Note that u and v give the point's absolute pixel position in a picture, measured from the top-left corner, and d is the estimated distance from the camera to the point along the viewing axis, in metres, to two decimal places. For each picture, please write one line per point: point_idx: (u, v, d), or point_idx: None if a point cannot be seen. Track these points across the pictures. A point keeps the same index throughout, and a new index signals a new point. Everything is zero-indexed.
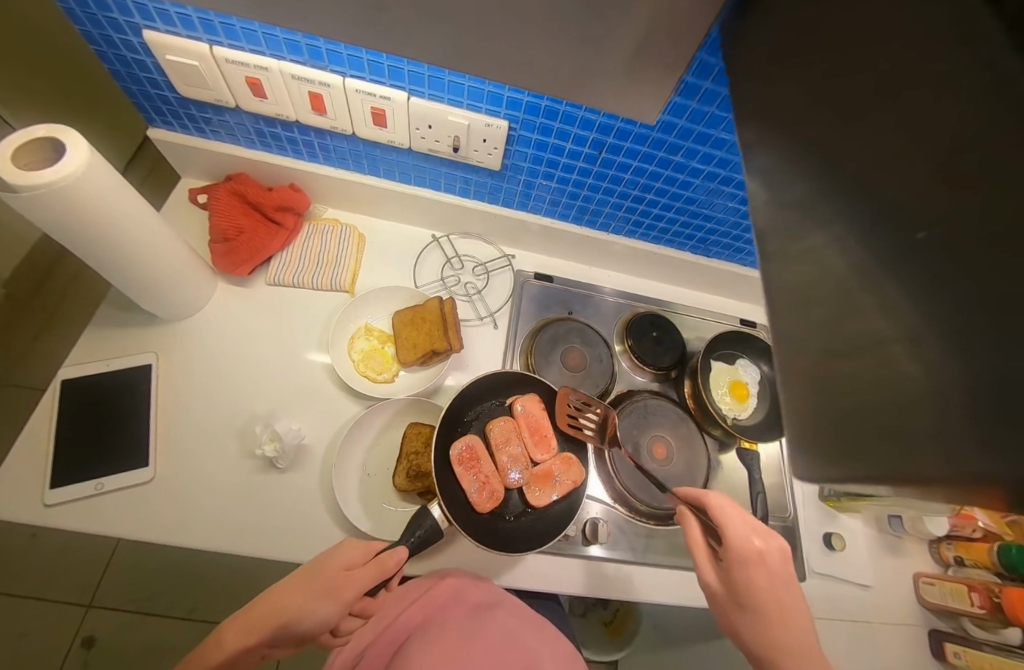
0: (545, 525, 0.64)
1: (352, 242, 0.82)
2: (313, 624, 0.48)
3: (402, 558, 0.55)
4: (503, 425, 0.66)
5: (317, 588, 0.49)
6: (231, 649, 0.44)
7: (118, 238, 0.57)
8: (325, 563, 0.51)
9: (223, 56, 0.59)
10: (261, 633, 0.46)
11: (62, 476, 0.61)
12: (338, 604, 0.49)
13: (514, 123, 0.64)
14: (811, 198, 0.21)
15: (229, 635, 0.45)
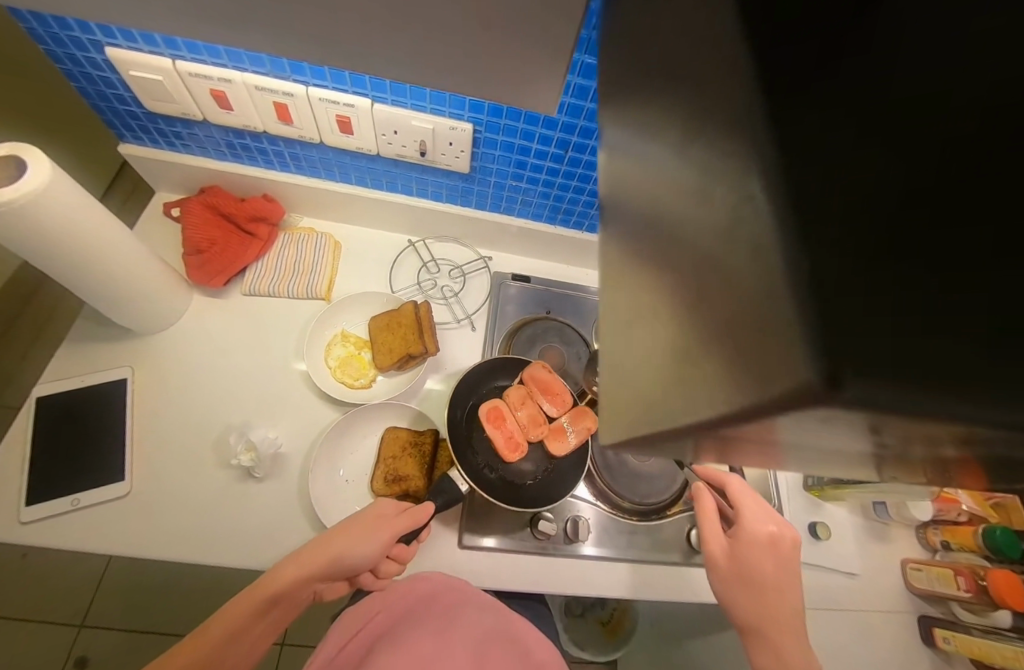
0: (561, 481, 0.66)
1: (327, 250, 0.82)
2: (357, 561, 0.51)
3: (430, 510, 0.56)
4: (518, 388, 0.66)
5: (360, 530, 0.52)
6: (290, 580, 0.48)
7: (86, 254, 0.57)
8: (366, 511, 0.54)
9: (187, 69, 0.60)
10: (314, 568, 0.49)
11: (37, 493, 0.61)
12: (379, 546, 0.52)
13: (478, 126, 0.65)
14: (637, 176, 0.20)
15: (285, 569, 0.48)
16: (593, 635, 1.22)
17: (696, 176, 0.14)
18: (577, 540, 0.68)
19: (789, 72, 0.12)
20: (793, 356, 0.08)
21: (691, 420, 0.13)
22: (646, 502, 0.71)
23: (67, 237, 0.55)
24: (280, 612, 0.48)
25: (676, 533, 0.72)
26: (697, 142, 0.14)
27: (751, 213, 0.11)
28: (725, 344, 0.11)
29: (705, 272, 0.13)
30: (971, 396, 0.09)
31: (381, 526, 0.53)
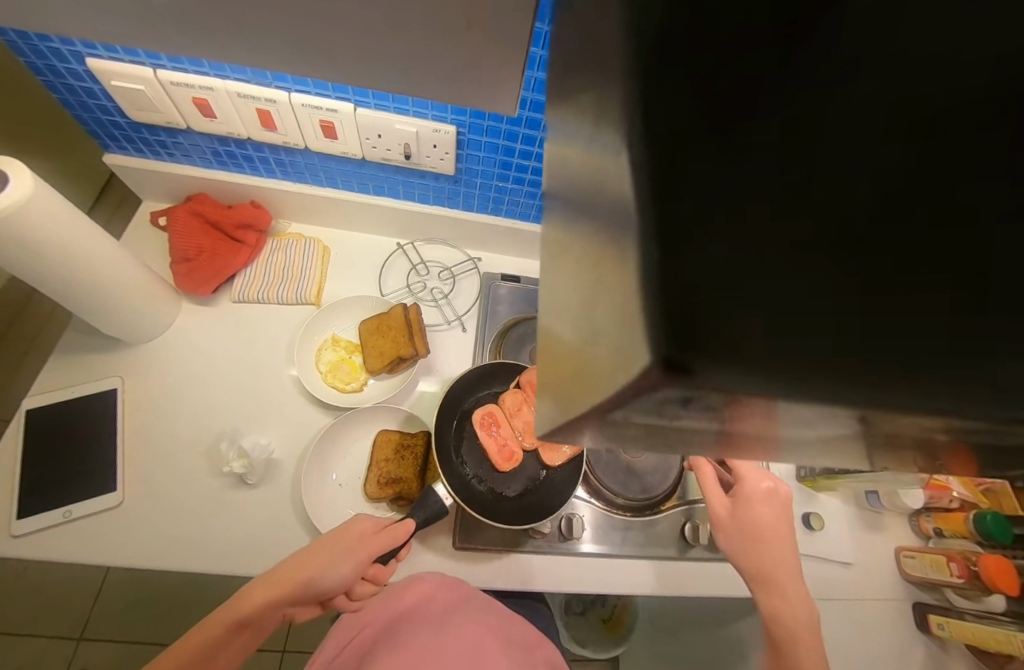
0: (556, 492, 0.66)
1: (316, 255, 0.82)
2: (330, 582, 0.51)
3: (410, 529, 0.57)
4: (514, 396, 0.66)
5: (336, 549, 0.52)
6: (255, 605, 0.47)
7: (72, 265, 0.57)
8: (343, 529, 0.54)
9: (169, 78, 0.60)
10: (288, 588, 0.48)
11: (28, 505, 0.61)
12: (354, 567, 0.52)
13: (461, 127, 0.65)
14: (558, 168, 0.20)
15: (256, 590, 0.48)
16: (595, 631, 1.22)
17: (593, 170, 0.14)
18: (571, 537, 0.68)
19: (707, 69, 0.12)
20: (638, 339, 0.08)
21: (568, 416, 0.13)
22: (639, 497, 0.72)
23: (53, 250, 0.55)
24: (250, 636, 0.48)
25: (670, 527, 0.72)
26: (595, 138, 0.14)
27: (622, 204, 0.11)
28: (596, 335, 0.12)
29: (591, 266, 0.13)
30: (843, 384, 0.10)
31: (357, 547, 0.54)
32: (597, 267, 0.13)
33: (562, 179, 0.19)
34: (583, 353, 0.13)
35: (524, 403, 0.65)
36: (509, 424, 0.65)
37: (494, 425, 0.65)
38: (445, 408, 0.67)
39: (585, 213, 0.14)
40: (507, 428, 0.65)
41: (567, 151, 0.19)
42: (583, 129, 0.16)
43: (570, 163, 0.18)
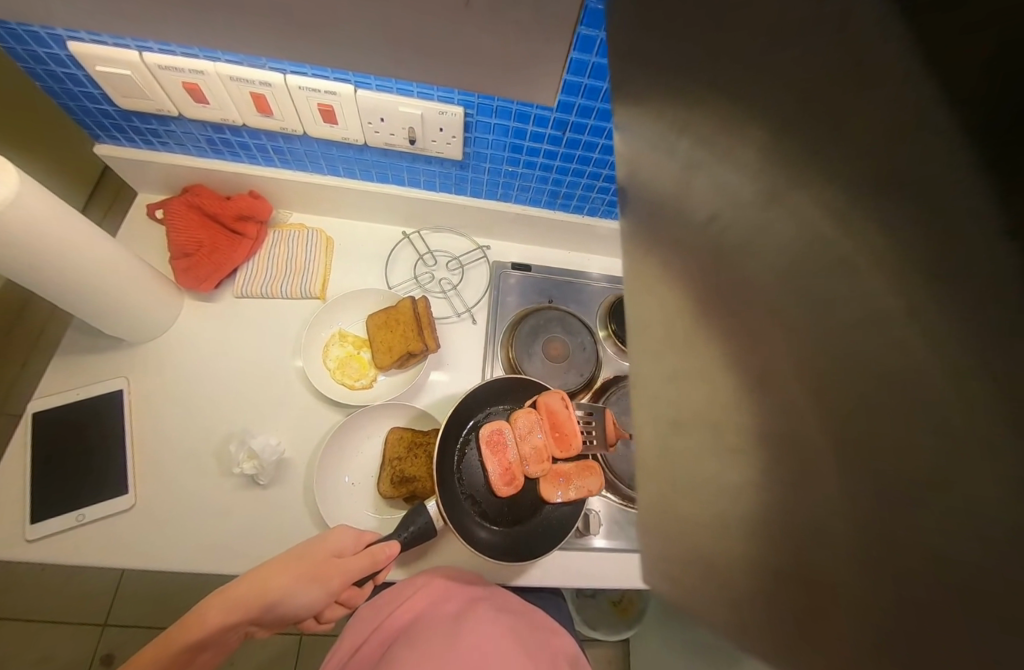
0: (554, 527, 0.65)
1: (319, 246, 0.79)
2: (298, 607, 0.49)
3: (392, 549, 0.56)
4: (526, 415, 0.64)
5: (306, 570, 0.50)
6: (213, 627, 0.43)
7: (58, 266, 0.55)
8: (316, 547, 0.53)
9: (156, 62, 0.56)
10: (245, 613, 0.45)
11: (40, 509, 0.61)
12: (325, 589, 0.50)
13: (469, 109, 0.61)
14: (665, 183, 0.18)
15: (211, 613, 0.44)
16: (605, 614, 1.22)
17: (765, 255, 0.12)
18: (591, 533, 0.68)
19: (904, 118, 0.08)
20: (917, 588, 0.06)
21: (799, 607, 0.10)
22: None
23: (44, 250, 0.52)
24: (207, 656, 0.44)
25: None
26: (774, 205, 0.12)
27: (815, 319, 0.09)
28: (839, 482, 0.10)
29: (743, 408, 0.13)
30: None
31: (329, 569, 0.52)
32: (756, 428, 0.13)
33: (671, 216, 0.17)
34: (730, 529, 0.14)
35: (535, 425, 0.63)
36: (521, 445, 0.62)
37: (502, 444, 0.63)
38: (454, 418, 0.65)
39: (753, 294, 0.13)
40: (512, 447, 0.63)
41: (673, 193, 0.17)
42: (724, 161, 0.13)
43: (694, 194, 0.15)
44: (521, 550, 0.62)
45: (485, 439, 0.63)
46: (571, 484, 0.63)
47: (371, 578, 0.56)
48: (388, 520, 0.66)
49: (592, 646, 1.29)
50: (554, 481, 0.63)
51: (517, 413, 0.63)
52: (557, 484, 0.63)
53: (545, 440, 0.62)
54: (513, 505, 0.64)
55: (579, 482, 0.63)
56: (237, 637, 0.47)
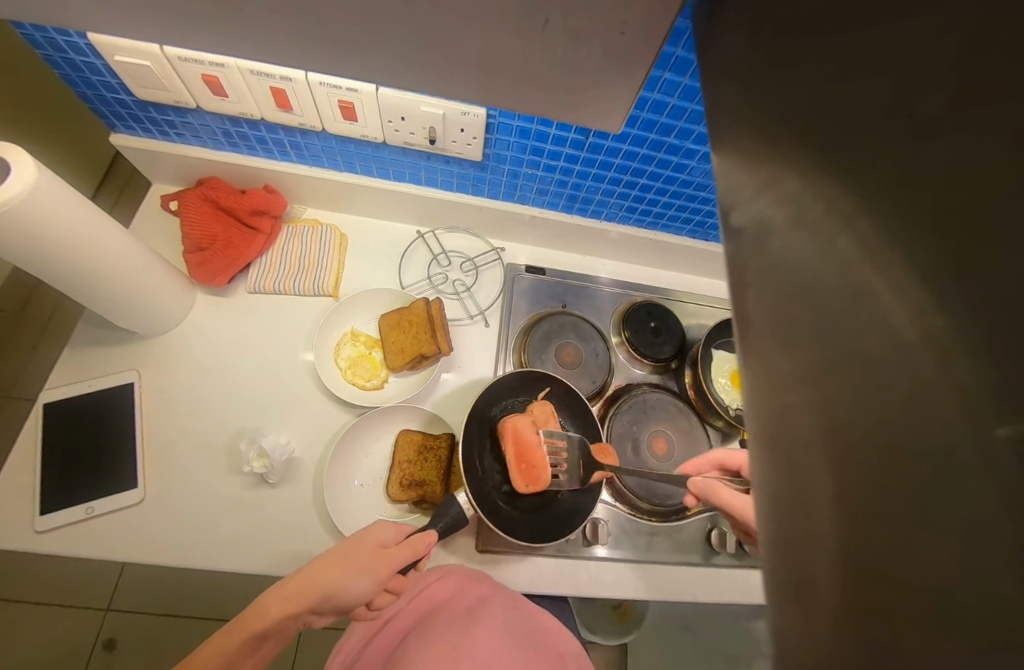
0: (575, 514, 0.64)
1: (333, 242, 0.79)
2: (352, 598, 0.47)
3: (432, 540, 0.55)
4: (544, 407, 0.63)
5: (357, 562, 0.48)
6: (276, 618, 0.43)
7: (76, 258, 0.54)
8: (362, 540, 0.51)
9: (176, 54, 0.55)
10: (304, 605, 0.44)
11: (50, 501, 0.61)
12: (375, 579, 0.49)
13: (492, 111, 0.60)
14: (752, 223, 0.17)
15: (274, 605, 0.43)
16: (604, 617, 1.18)
17: (872, 325, 0.12)
18: (597, 541, 0.67)
19: None
20: None
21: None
22: (666, 504, 0.70)
23: (60, 241, 0.52)
24: (266, 649, 0.44)
25: (696, 533, 0.71)
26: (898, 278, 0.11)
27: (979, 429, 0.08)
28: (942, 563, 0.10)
29: (828, 470, 0.13)
30: None
31: (377, 561, 0.50)
32: (850, 495, 0.12)
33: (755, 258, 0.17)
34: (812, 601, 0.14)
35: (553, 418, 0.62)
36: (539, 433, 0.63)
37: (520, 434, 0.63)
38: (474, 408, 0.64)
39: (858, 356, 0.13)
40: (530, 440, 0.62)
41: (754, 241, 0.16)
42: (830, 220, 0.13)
43: (784, 247, 0.15)
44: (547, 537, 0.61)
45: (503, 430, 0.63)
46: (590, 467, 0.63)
47: (414, 565, 0.55)
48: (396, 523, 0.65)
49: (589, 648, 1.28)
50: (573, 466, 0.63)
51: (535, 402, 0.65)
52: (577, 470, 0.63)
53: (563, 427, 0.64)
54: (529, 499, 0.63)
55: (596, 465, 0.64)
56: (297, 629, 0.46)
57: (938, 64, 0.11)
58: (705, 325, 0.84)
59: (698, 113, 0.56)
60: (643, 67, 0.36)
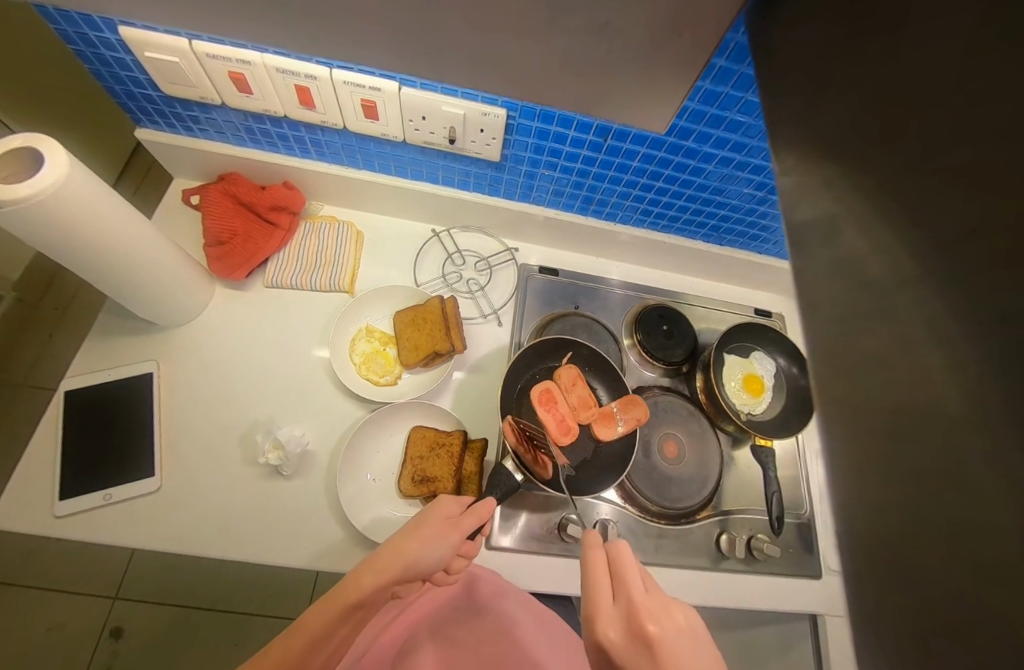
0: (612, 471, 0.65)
1: (349, 239, 0.80)
2: (431, 565, 0.49)
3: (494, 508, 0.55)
4: (569, 371, 0.67)
5: (431, 534, 0.49)
6: (369, 590, 0.44)
7: (104, 249, 0.56)
8: (430, 513, 0.52)
9: (204, 50, 0.56)
10: (390, 575, 0.46)
11: (71, 487, 0.62)
12: (450, 547, 0.50)
13: (512, 112, 0.60)
14: (803, 230, 0.17)
15: (365, 578, 0.45)
16: None
17: (936, 331, 0.12)
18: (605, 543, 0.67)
19: None
20: None
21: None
22: (675, 507, 0.70)
23: (88, 231, 0.53)
24: (360, 617, 0.46)
25: (705, 537, 0.71)
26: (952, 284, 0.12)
27: None
28: (1007, 566, 0.10)
29: None
30: None
31: (449, 530, 0.51)
32: None
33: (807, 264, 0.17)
34: None
35: (579, 380, 0.66)
36: (569, 397, 0.65)
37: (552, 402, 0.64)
38: (511, 374, 0.67)
39: (920, 362, 0.13)
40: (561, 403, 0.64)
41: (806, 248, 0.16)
42: None
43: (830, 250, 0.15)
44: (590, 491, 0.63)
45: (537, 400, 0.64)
46: (621, 417, 0.64)
47: (481, 531, 0.56)
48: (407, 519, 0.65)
49: None
50: (604, 420, 0.64)
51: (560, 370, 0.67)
52: (609, 423, 0.64)
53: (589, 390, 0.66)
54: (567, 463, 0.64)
55: (626, 416, 0.64)
56: (385, 597, 0.48)
57: (988, 75, 0.12)
58: (717, 329, 0.84)
59: (719, 117, 0.56)
60: (667, 71, 0.37)
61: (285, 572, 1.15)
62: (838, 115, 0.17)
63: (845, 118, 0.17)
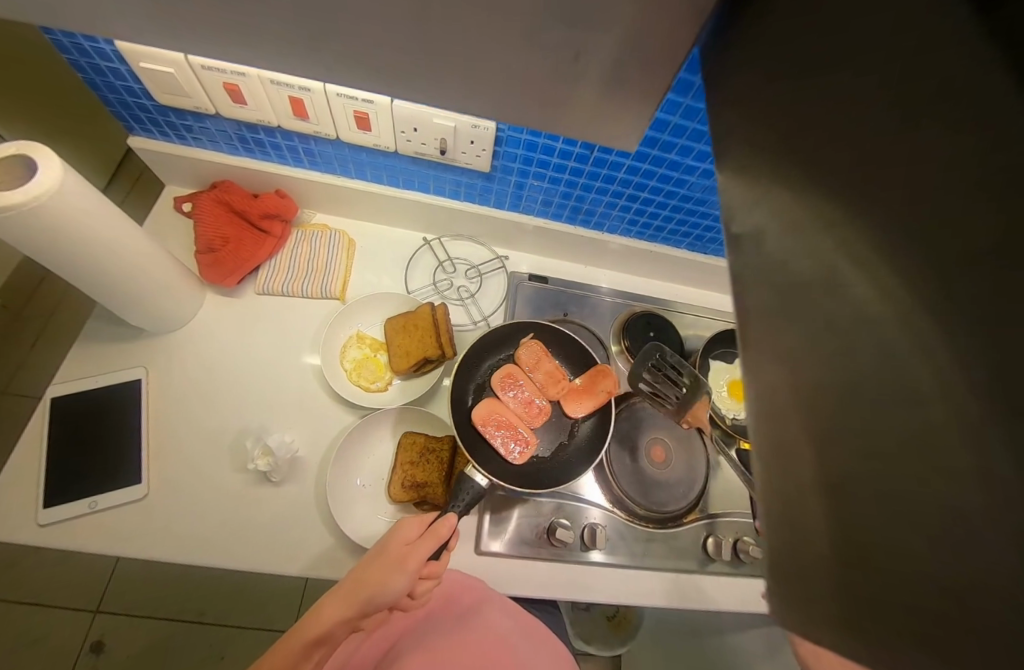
0: (582, 453, 0.69)
1: (341, 247, 0.80)
2: (392, 595, 0.48)
3: (454, 523, 0.54)
4: (531, 350, 0.70)
5: (387, 561, 0.49)
6: (328, 623, 0.45)
7: (96, 257, 0.56)
8: (390, 540, 0.52)
9: (199, 62, 0.58)
10: (347, 609, 0.46)
11: (55, 496, 0.61)
12: (409, 573, 0.49)
13: (501, 124, 0.62)
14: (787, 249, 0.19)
15: (326, 610, 0.46)
16: (600, 628, 1.19)
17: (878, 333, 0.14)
18: (594, 546, 0.68)
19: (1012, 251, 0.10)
20: None
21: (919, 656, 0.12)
22: (663, 510, 0.71)
23: (82, 239, 0.53)
24: (327, 650, 0.47)
25: (693, 539, 0.72)
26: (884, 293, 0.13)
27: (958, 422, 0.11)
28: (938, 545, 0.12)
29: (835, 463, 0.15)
30: None
31: (407, 555, 0.51)
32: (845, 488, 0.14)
33: (776, 269, 0.18)
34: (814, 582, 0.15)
35: (543, 356, 0.70)
36: (533, 375, 0.69)
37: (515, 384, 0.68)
38: (473, 352, 0.70)
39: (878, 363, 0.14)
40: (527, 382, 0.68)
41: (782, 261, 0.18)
42: None
43: (796, 260, 0.17)
44: (560, 476, 0.67)
45: (499, 384, 0.68)
46: (592, 391, 0.68)
47: (446, 548, 0.56)
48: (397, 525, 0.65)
49: (585, 661, 1.27)
50: (575, 395, 0.69)
51: (522, 346, 0.71)
52: (579, 397, 0.68)
53: (554, 364, 0.70)
54: (540, 443, 0.68)
55: (598, 387, 0.68)
56: (349, 630, 0.49)
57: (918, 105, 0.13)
58: (703, 335, 0.86)
59: (698, 132, 0.59)
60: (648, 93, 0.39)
61: (272, 582, 1.13)
62: (788, 135, 0.18)
63: (790, 138, 0.18)
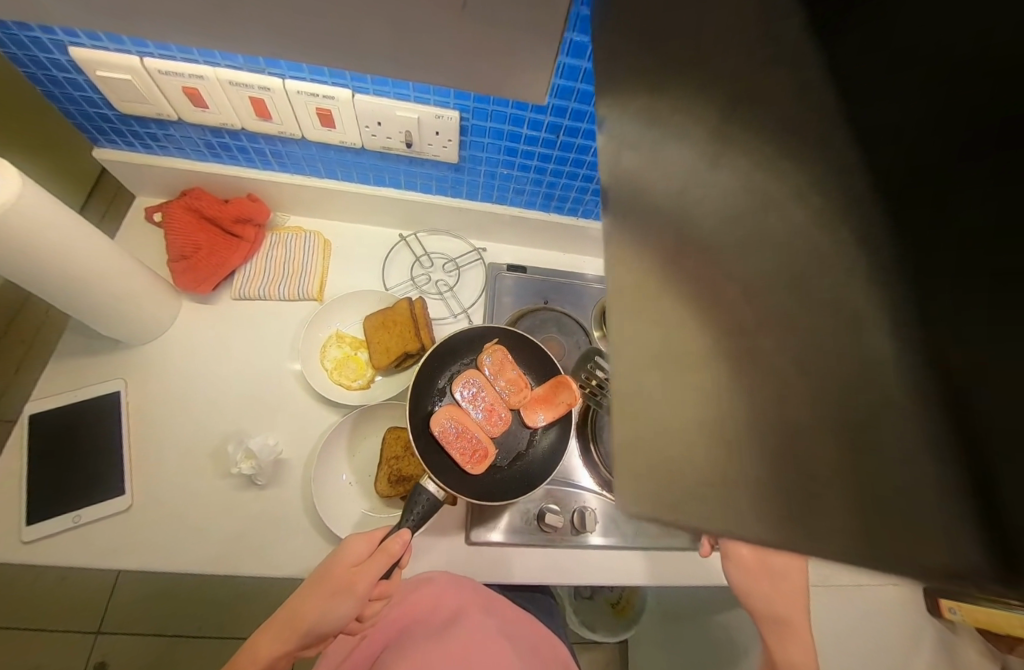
0: (544, 462, 0.68)
1: (317, 249, 0.80)
2: (335, 621, 0.49)
3: (406, 540, 0.54)
4: (497, 356, 0.70)
5: (330, 589, 0.49)
6: (268, 658, 0.47)
7: (61, 269, 0.56)
8: (336, 563, 0.51)
9: (157, 67, 0.57)
10: (287, 643, 0.47)
11: (37, 511, 0.61)
12: (354, 599, 0.49)
13: (465, 113, 0.62)
14: None
15: (263, 645, 0.47)
16: (603, 615, 1.20)
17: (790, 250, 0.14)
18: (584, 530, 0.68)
19: None
20: None
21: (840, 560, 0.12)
22: None
23: (46, 251, 0.53)
24: None
25: None
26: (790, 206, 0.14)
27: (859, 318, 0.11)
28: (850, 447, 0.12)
29: None
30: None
31: (352, 578, 0.50)
32: None
33: None
34: None
35: (507, 363, 0.70)
36: (497, 382, 0.69)
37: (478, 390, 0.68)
38: (440, 354, 0.70)
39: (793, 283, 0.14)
40: (489, 388, 0.68)
41: None
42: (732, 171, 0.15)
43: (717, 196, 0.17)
44: (514, 489, 0.66)
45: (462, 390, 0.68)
46: (552, 403, 0.68)
47: (397, 565, 0.55)
48: (384, 520, 0.65)
49: (591, 649, 1.27)
50: (535, 406, 0.68)
51: (488, 351, 0.70)
52: (538, 408, 0.68)
53: (518, 372, 0.69)
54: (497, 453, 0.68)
55: (558, 399, 0.68)
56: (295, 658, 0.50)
57: None
58: None
59: None
60: None
61: (273, 590, 1.13)
62: None
63: None
